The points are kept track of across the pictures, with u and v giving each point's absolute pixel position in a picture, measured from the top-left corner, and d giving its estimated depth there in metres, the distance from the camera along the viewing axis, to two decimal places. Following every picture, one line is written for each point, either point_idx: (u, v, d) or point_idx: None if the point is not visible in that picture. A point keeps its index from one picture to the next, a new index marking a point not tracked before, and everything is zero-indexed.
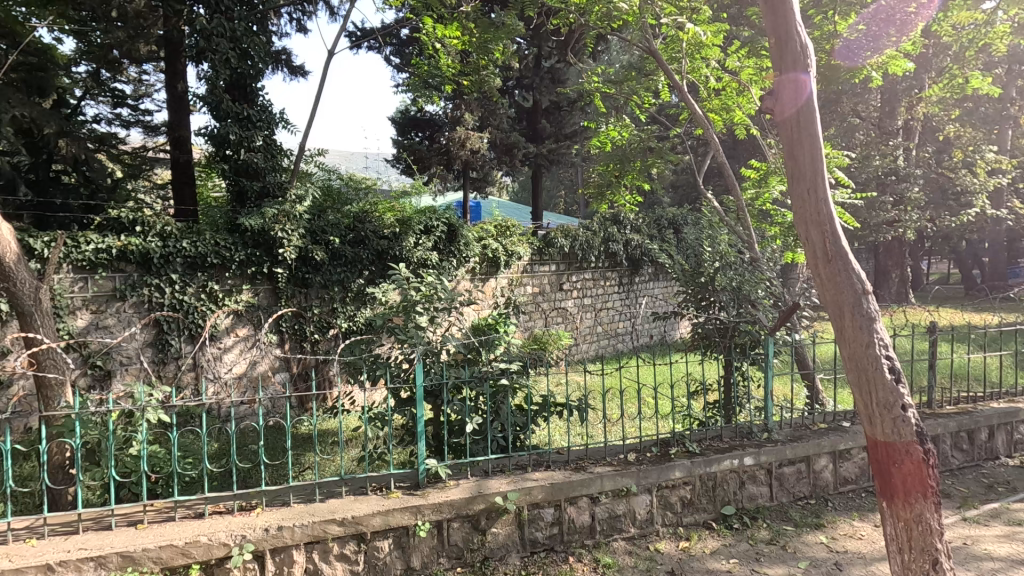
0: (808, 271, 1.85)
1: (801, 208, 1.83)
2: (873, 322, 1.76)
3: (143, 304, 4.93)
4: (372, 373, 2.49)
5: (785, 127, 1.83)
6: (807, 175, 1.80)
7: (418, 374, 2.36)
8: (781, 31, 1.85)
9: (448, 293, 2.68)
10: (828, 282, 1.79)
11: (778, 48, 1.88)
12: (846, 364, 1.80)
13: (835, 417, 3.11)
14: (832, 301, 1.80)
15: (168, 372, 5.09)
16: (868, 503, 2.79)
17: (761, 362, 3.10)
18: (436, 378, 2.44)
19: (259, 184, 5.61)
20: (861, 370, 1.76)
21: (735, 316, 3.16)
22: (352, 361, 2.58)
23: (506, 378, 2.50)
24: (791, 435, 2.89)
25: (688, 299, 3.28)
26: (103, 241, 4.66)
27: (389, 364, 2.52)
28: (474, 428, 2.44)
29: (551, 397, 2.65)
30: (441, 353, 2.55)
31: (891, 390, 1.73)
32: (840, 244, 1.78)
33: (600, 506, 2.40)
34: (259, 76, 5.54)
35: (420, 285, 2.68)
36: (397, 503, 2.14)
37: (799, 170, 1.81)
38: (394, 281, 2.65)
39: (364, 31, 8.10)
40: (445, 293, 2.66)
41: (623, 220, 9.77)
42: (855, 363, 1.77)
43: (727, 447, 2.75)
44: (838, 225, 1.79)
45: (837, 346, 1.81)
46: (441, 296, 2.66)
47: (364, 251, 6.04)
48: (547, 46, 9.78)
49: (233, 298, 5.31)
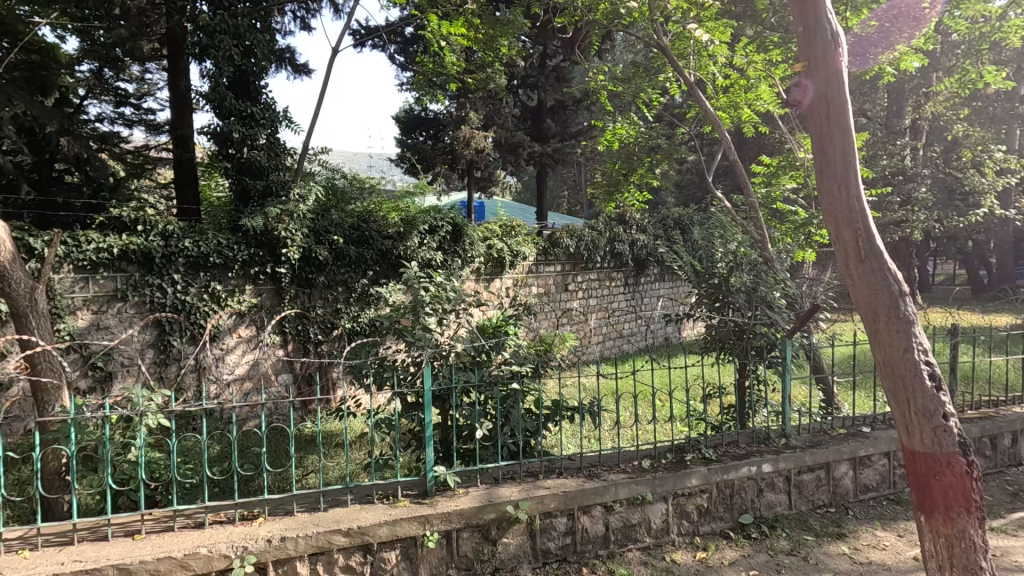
0: (839, 271, 1.77)
1: (831, 205, 1.75)
2: (910, 325, 1.67)
3: (145, 304, 4.86)
4: (378, 376, 2.40)
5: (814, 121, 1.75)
6: (839, 171, 1.71)
7: (426, 378, 2.27)
8: (810, 19, 1.77)
9: (455, 292, 2.60)
10: (861, 282, 1.70)
11: (806, 37, 1.79)
12: (881, 370, 1.71)
13: (855, 422, 3.02)
14: (866, 303, 1.71)
15: (170, 373, 5.03)
16: (890, 511, 2.70)
17: (777, 364, 3.02)
18: (444, 382, 2.36)
19: (262, 183, 5.53)
20: (898, 378, 1.68)
21: (751, 317, 3.07)
22: (358, 363, 2.50)
23: (517, 382, 2.42)
24: (810, 440, 2.80)
25: (702, 300, 3.20)
26: (104, 240, 4.59)
27: (396, 367, 2.42)
28: (484, 435, 2.36)
29: (563, 401, 2.57)
30: (449, 356, 2.47)
31: (931, 399, 1.65)
32: (874, 242, 1.70)
33: (614, 515, 2.32)
34: (263, 74, 5.46)
35: (428, 285, 2.61)
36: (405, 512, 2.06)
37: (830, 166, 1.73)
38: (401, 282, 2.58)
39: (369, 28, 8.02)
40: (453, 292, 2.59)
41: (629, 220, 9.68)
42: (891, 369, 1.69)
43: (745, 454, 2.66)
44: (870, 223, 1.71)
45: (871, 352, 1.73)
46: (449, 295, 2.58)
47: (368, 251, 5.98)
48: (553, 44, 9.68)
49: (236, 298, 5.26)
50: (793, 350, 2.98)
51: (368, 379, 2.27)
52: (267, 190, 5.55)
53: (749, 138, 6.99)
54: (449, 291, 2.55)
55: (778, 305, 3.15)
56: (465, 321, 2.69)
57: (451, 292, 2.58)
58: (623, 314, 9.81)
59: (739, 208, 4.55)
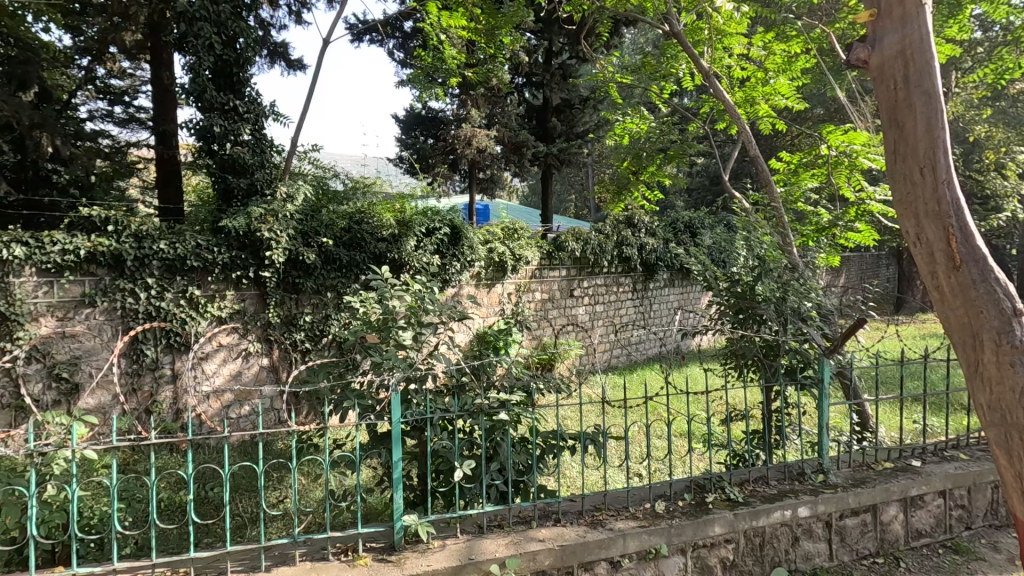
0: (935, 298, 1.89)
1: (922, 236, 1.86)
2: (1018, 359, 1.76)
3: (115, 310, 4.52)
4: (339, 403, 2.02)
5: (903, 150, 1.84)
6: (930, 201, 1.81)
7: (395, 407, 1.90)
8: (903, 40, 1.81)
9: (439, 304, 2.21)
10: (957, 313, 1.84)
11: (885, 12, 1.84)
12: (984, 401, 1.84)
13: (901, 454, 2.61)
14: (962, 333, 1.84)
15: (144, 385, 4.70)
16: (948, 563, 2.28)
17: (811, 386, 2.62)
18: (419, 411, 1.97)
19: (246, 181, 5.18)
20: (1002, 414, 1.80)
21: (781, 332, 2.67)
22: (319, 387, 2.12)
23: (506, 411, 2.04)
24: (851, 477, 2.40)
25: (723, 311, 2.80)
26: (70, 241, 4.25)
27: (362, 394, 2.04)
28: (466, 474, 1.97)
29: (561, 431, 2.17)
30: (427, 380, 2.09)
31: None
32: (971, 274, 1.80)
33: (621, 572, 1.92)
34: (246, 64, 5.10)
35: (401, 293, 2.21)
36: (364, 575, 1.68)
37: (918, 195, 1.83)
38: (373, 290, 2.20)
39: (365, 22, 7.70)
40: (434, 303, 2.19)
41: (638, 223, 9.25)
42: (995, 403, 1.81)
43: (777, 493, 2.25)
44: (970, 253, 1.80)
45: (973, 382, 1.86)
46: (429, 305, 2.17)
47: (360, 255, 5.63)
48: (559, 40, 9.31)
49: (217, 304, 4.92)
50: (832, 369, 2.58)
51: (325, 409, 1.88)
52: (252, 189, 5.22)
53: (767, 134, 6.63)
54: (427, 302, 2.15)
55: (814, 315, 2.73)
56: (448, 333, 2.29)
57: (429, 302, 2.18)
58: (631, 321, 9.45)
59: (762, 205, 4.14)
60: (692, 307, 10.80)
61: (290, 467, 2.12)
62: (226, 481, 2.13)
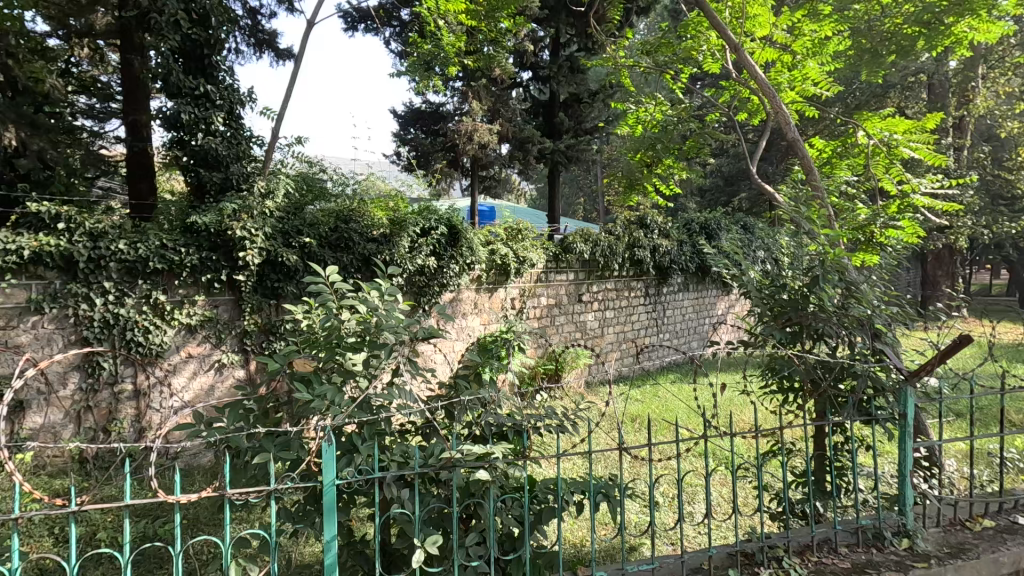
0: None
1: None
2: None
3: (67, 318, 4.05)
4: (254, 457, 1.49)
5: None
6: None
7: (327, 465, 1.37)
8: None
9: (400, 316, 1.70)
10: None
11: None
12: None
13: (1001, 509, 2.08)
14: None
15: (101, 402, 4.21)
16: None
17: (892, 422, 2.06)
18: (364, 468, 1.45)
19: (219, 175, 4.69)
20: None
21: (844, 351, 2.13)
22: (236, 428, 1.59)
23: (486, 465, 1.52)
24: (946, 543, 1.86)
25: (765, 322, 2.26)
26: (13, 240, 3.76)
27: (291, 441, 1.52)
28: (431, 552, 1.46)
29: (563, 487, 1.66)
30: (381, 424, 1.56)
31: None
32: None
33: None
34: (219, 46, 4.61)
35: (349, 300, 1.69)
36: None
37: None
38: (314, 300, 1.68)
39: (359, 9, 7.24)
40: (391, 316, 1.66)
41: (651, 224, 8.67)
42: None
43: (852, 569, 1.72)
44: None
45: None
46: (386, 318, 1.66)
47: (347, 256, 5.15)
48: (565, 29, 8.81)
49: (185, 311, 4.44)
50: (915, 401, 2.02)
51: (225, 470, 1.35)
52: (226, 184, 4.73)
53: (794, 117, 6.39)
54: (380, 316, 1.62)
55: (886, 328, 2.17)
56: (411, 352, 1.78)
57: (385, 315, 1.66)
58: (643, 328, 8.92)
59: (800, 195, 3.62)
60: (707, 313, 10.24)
61: (179, 547, 1.57)
62: (72, 570, 1.56)
